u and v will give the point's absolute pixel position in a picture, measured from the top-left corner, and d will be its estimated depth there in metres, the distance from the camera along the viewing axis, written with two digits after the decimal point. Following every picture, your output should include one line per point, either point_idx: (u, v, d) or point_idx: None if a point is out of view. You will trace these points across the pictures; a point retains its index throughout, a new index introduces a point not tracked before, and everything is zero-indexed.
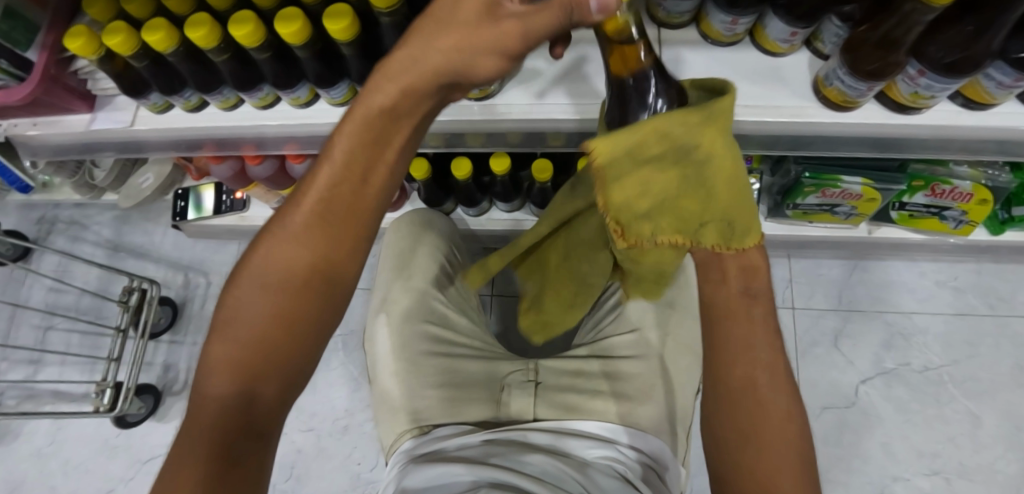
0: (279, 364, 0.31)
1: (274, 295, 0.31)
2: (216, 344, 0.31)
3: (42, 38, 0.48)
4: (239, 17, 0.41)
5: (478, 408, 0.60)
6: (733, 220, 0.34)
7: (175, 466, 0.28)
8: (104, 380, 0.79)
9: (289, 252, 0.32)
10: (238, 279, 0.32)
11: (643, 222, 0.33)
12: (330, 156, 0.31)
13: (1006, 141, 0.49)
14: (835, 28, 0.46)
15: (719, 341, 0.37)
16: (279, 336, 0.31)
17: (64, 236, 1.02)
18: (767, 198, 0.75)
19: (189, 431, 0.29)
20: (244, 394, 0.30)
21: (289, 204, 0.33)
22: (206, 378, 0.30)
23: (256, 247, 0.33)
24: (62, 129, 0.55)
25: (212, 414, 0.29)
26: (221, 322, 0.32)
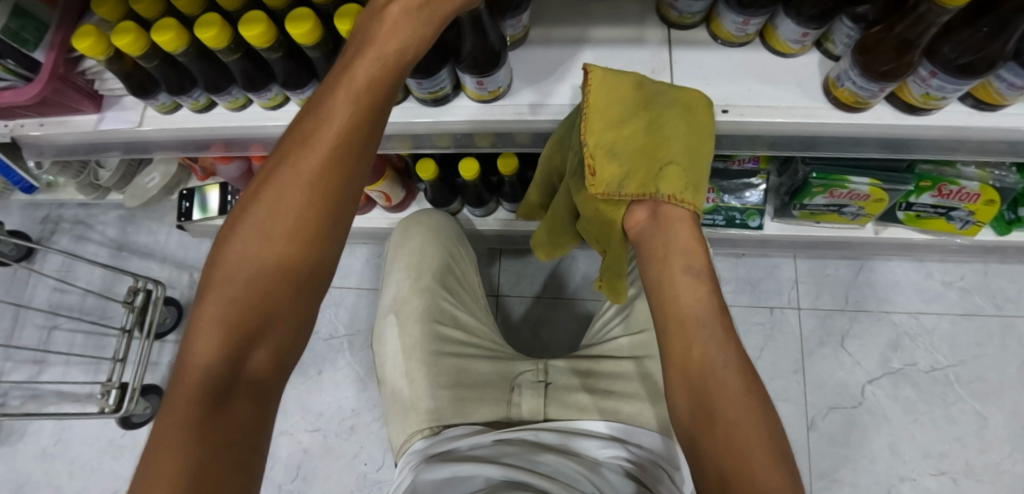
0: (274, 325, 0.32)
1: (273, 247, 0.32)
2: (211, 306, 0.31)
3: (51, 38, 0.48)
4: (250, 17, 0.41)
5: (490, 408, 0.59)
6: (693, 169, 0.46)
7: (169, 421, 0.27)
8: (109, 381, 0.79)
9: (291, 200, 0.32)
10: (235, 233, 0.33)
11: (612, 163, 0.47)
12: (341, 95, 0.33)
13: (1018, 142, 0.50)
14: (847, 29, 0.45)
15: (691, 355, 0.40)
16: (279, 290, 0.32)
17: (68, 236, 1.02)
18: (774, 198, 0.75)
19: (178, 395, 0.29)
20: (237, 359, 0.30)
21: (284, 157, 0.33)
22: (194, 344, 0.30)
23: (253, 202, 0.33)
24: (69, 129, 0.55)
25: (200, 379, 0.29)
26: (216, 284, 0.32)
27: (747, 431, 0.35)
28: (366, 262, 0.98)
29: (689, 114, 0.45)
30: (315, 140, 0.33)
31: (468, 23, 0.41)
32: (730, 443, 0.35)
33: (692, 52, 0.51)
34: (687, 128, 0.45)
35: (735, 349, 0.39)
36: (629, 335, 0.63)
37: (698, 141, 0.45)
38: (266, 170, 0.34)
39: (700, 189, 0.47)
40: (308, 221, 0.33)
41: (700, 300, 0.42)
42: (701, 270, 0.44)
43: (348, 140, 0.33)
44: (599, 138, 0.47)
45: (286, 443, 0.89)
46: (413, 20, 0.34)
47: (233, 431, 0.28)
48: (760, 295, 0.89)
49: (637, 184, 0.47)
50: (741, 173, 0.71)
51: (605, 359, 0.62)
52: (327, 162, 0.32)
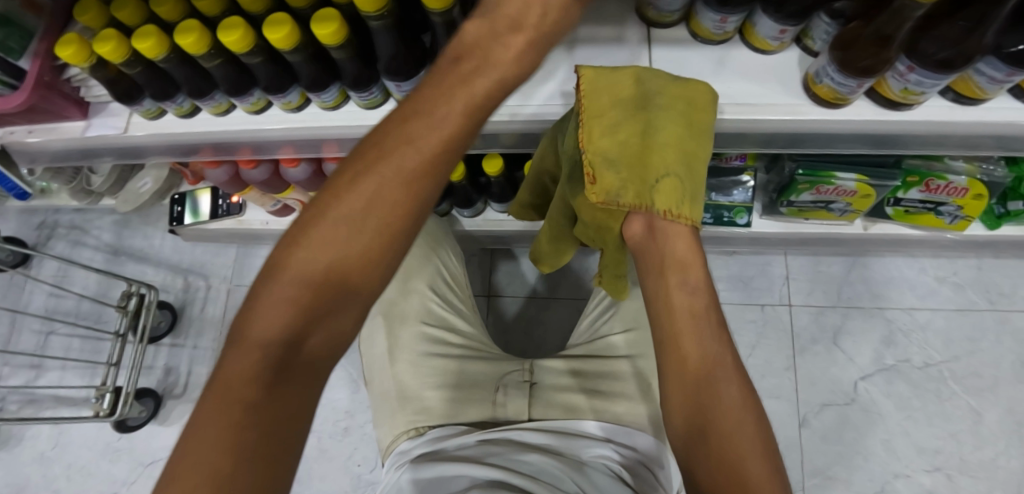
0: (339, 316, 0.32)
1: (358, 238, 0.32)
2: (282, 283, 0.31)
3: (36, 46, 0.49)
4: (228, 23, 0.41)
5: (477, 408, 0.59)
6: (691, 179, 0.46)
7: (226, 393, 0.28)
8: (103, 385, 0.79)
9: (384, 197, 0.32)
10: (322, 212, 0.32)
11: (610, 172, 0.45)
12: (453, 104, 0.33)
13: (1001, 137, 0.49)
14: (825, 25, 0.45)
15: (686, 358, 0.42)
16: (353, 283, 0.32)
17: (64, 241, 1.03)
18: (762, 195, 0.75)
19: (233, 370, 0.29)
20: (297, 344, 0.31)
21: (382, 146, 0.33)
22: (259, 318, 0.30)
23: (345, 188, 0.32)
24: (57, 135, 0.55)
25: (262, 358, 0.29)
26: (295, 263, 0.32)
27: (744, 441, 0.37)
28: None
29: (684, 118, 0.44)
30: (421, 142, 0.32)
31: (443, 30, 0.41)
32: (726, 451, 0.37)
33: (673, 50, 0.51)
34: (682, 137, 0.45)
35: (734, 367, 0.41)
36: (615, 334, 0.64)
37: (693, 147, 0.45)
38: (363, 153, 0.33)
39: (696, 202, 0.46)
40: (393, 221, 0.32)
41: (694, 319, 0.43)
42: (697, 285, 0.45)
43: (452, 151, 0.33)
44: (595, 145, 0.45)
45: None
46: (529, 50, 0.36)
47: (281, 419, 0.29)
48: (752, 292, 0.89)
49: (634, 194, 0.45)
50: (728, 170, 0.70)
51: (591, 359, 0.63)
52: (428, 168, 0.33)
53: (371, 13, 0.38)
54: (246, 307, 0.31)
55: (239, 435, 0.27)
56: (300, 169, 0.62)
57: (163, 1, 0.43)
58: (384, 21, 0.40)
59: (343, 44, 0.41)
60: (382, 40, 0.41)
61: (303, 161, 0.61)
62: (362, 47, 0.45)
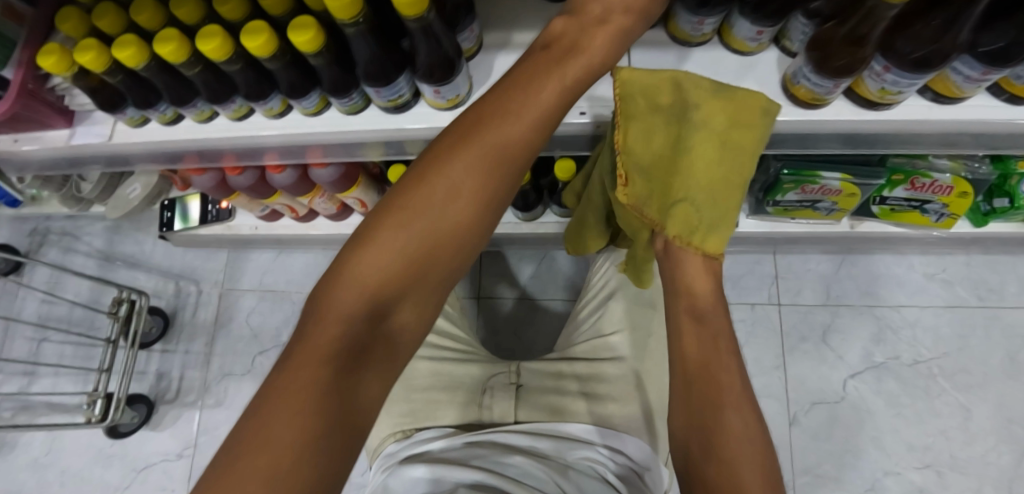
0: (407, 307, 0.35)
1: (425, 233, 0.36)
2: (362, 267, 0.34)
3: (19, 56, 0.49)
4: (206, 31, 0.41)
5: (462, 411, 0.60)
6: (717, 208, 0.47)
7: (305, 362, 0.31)
8: (95, 391, 0.79)
9: (457, 198, 0.36)
10: (398, 206, 0.36)
11: (640, 178, 0.50)
12: (523, 111, 0.37)
13: (981, 134, 0.50)
14: (801, 26, 0.46)
15: (692, 361, 0.44)
16: (424, 276, 0.36)
17: (56, 248, 1.03)
18: (748, 195, 0.75)
19: (321, 339, 0.32)
20: (369, 327, 0.34)
21: (450, 146, 0.37)
22: (342, 297, 0.34)
23: (422, 185, 0.36)
24: (42, 144, 0.55)
25: (341, 334, 0.32)
26: (374, 248, 0.35)
27: (743, 457, 0.38)
28: None
29: (715, 142, 0.45)
30: (490, 147, 0.36)
31: (420, 36, 0.41)
32: (724, 466, 0.38)
33: (652, 53, 0.51)
34: (716, 162, 0.45)
35: (743, 390, 0.42)
36: (602, 337, 0.64)
37: (722, 172, 0.46)
38: (437, 153, 0.37)
39: (715, 231, 0.47)
40: (460, 223, 0.37)
41: (701, 340, 0.44)
42: (706, 307, 0.46)
43: (511, 158, 0.37)
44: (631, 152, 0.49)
45: None
46: (592, 61, 0.39)
47: (355, 401, 0.31)
48: (741, 291, 0.89)
49: (659, 207, 0.50)
50: None
51: (577, 361, 0.63)
52: (494, 175, 0.37)
53: (346, 19, 0.38)
54: (328, 286, 0.34)
55: (318, 407, 0.29)
56: (285, 174, 0.63)
57: (143, 10, 0.43)
58: (359, 27, 0.40)
59: (320, 51, 0.42)
60: (358, 46, 0.42)
61: (287, 167, 0.61)
62: (340, 53, 0.45)
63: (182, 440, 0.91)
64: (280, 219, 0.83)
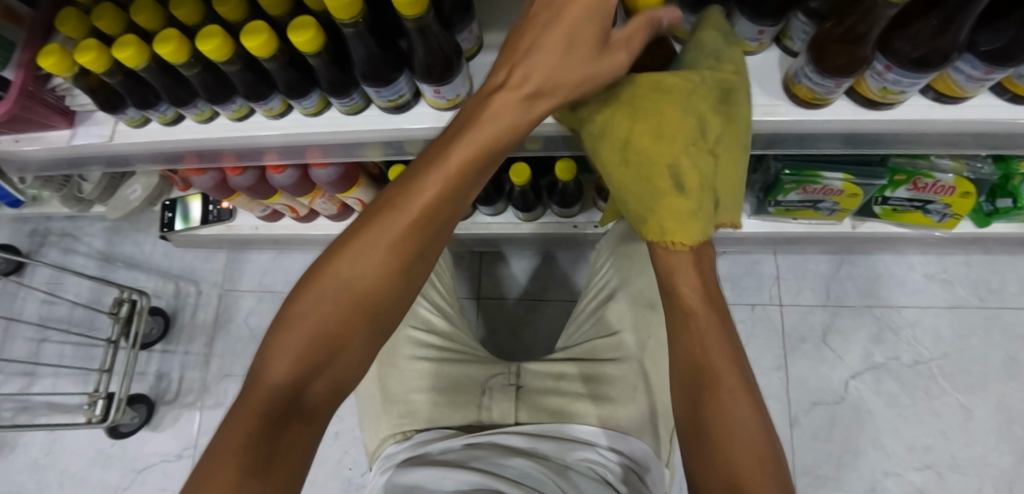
0: (345, 363, 0.36)
1: (355, 296, 0.36)
2: (289, 333, 0.35)
3: (19, 56, 0.49)
4: (206, 32, 0.41)
5: (462, 412, 0.59)
6: (649, 203, 0.44)
7: (241, 423, 0.32)
8: (95, 391, 0.79)
9: (370, 260, 0.37)
10: (329, 273, 0.37)
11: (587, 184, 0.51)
12: (431, 174, 0.37)
13: (982, 134, 0.49)
14: (801, 25, 0.45)
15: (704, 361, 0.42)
16: (360, 333, 0.37)
17: (57, 249, 1.03)
18: (749, 195, 0.75)
19: (248, 406, 0.33)
20: (304, 385, 0.34)
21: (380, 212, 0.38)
22: (270, 364, 0.34)
23: (345, 248, 0.37)
24: (43, 145, 0.55)
25: (276, 394, 0.33)
26: (307, 314, 0.36)
27: (742, 439, 0.37)
28: None
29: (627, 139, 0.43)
30: (402, 210, 0.37)
31: (419, 37, 0.41)
32: (720, 448, 0.37)
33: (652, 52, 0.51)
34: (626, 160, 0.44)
35: (737, 370, 0.41)
36: (603, 337, 0.63)
37: (644, 166, 0.43)
38: (358, 220, 0.39)
39: (654, 226, 0.45)
40: (379, 284, 0.37)
41: (685, 327, 0.43)
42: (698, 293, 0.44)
43: (436, 216, 0.38)
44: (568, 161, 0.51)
45: None
46: (516, 109, 0.37)
47: (289, 452, 0.32)
48: (741, 292, 0.89)
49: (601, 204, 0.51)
50: None
51: (578, 361, 0.63)
52: (413, 232, 0.37)
53: (345, 19, 0.38)
54: (262, 354, 0.35)
55: (245, 462, 0.30)
56: (285, 175, 0.63)
57: (143, 10, 0.43)
58: (358, 27, 0.40)
59: (320, 50, 0.42)
60: (357, 47, 0.42)
61: (287, 167, 0.61)
62: (339, 54, 0.45)
63: (182, 441, 0.91)
64: (280, 220, 0.83)
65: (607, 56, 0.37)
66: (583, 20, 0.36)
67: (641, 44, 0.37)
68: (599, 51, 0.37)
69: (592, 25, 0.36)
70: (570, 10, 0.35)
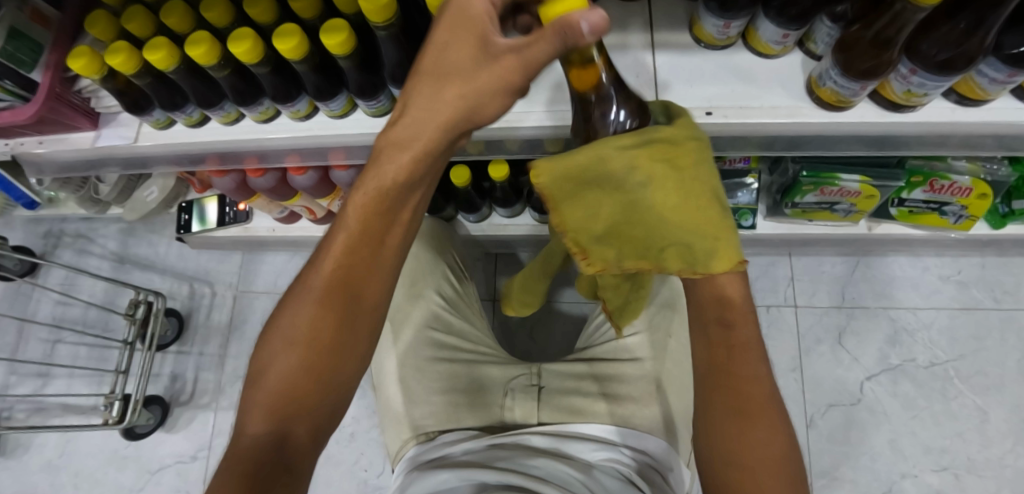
0: (311, 404, 0.37)
1: (300, 342, 0.37)
2: (256, 394, 0.37)
3: (47, 58, 0.50)
4: (238, 34, 0.42)
5: (484, 413, 0.60)
6: (713, 234, 0.35)
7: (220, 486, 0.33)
8: (112, 393, 0.79)
9: (309, 313, 0.37)
10: (272, 333, 0.38)
11: (603, 244, 0.39)
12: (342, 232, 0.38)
13: (1004, 137, 0.50)
14: (827, 29, 0.46)
15: (749, 394, 0.37)
16: (320, 374, 0.37)
17: (70, 250, 1.04)
18: (766, 197, 0.75)
19: (227, 468, 0.34)
20: (276, 433, 0.35)
21: (309, 269, 0.39)
22: (245, 424, 0.36)
23: (284, 308, 0.39)
24: (67, 146, 0.56)
25: (250, 447, 0.34)
26: (263, 372, 0.37)
27: (761, 459, 0.35)
28: None
29: (673, 175, 0.34)
30: (325, 266, 0.38)
31: None
32: (730, 459, 0.36)
33: (676, 55, 0.51)
34: (685, 197, 0.35)
35: (772, 398, 0.38)
36: (623, 337, 0.63)
37: (690, 203, 0.35)
38: (296, 285, 0.39)
39: (720, 254, 0.35)
40: (324, 332, 0.37)
41: (724, 355, 0.39)
42: (742, 319, 0.39)
43: (355, 253, 0.38)
44: (575, 229, 0.38)
45: None
46: (394, 156, 0.34)
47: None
48: (756, 293, 0.89)
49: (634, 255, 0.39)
50: (732, 172, 0.71)
51: (599, 360, 0.63)
52: (342, 278, 0.38)
53: (378, 22, 0.38)
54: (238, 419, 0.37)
55: None
56: (306, 176, 0.63)
57: (173, 13, 0.44)
58: (391, 30, 0.41)
59: (351, 52, 0.42)
60: (387, 49, 0.43)
61: (309, 169, 0.62)
62: (369, 57, 0.46)
63: (197, 442, 0.91)
64: (297, 221, 0.83)
65: (491, 65, 0.29)
66: (446, 42, 0.31)
67: (549, 56, 0.26)
68: (483, 64, 0.30)
69: (466, 43, 0.30)
70: (431, 38, 0.31)
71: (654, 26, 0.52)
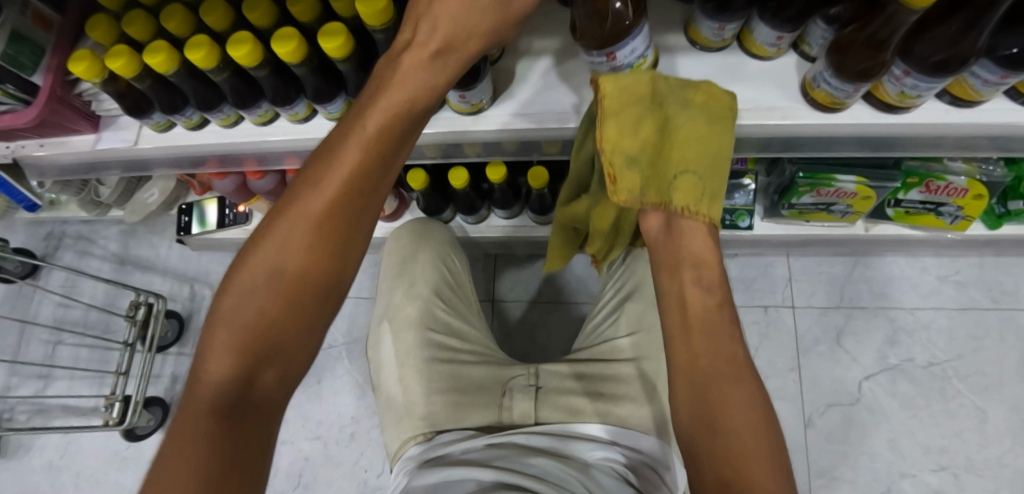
0: (286, 351, 0.32)
1: (284, 275, 0.32)
2: (219, 330, 0.31)
3: (48, 61, 0.50)
4: (237, 38, 0.42)
5: (482, 413, 0.60)
6: (717, 173, 0.42)
7: (177, 441, 0.28)
8: (112, 394, 0.80)
9: (297, 242, 0.32)
10: (241, 267, 0.32)
11: (630, 171, 0.41)
12: (354, 132, 0.32)
13: (1000, 137, 0.50)
14: (821, 31, 0.46)
15: (720, 360, 0.35)
16: (302, 313, 0.32)
17: (71, 252, 1.04)
18: (763, 198, 0.76)
19: (186, 417, 0.29)
20: (248, 378, 0.30)
21: (296, 191, 0.33)
22: (207, 368, 0.30)
23: (260, 236, 0.33)
24: (69, 149, 0.56)
25: (212, 396, 0.29)
26: (225, 311, 0.32)
27: (743, 436, 0.32)
28: (362, 271, 0.98)
29: (706, 113, 0.41)
30: (327, 182, 0.32)
31: None
32: (718, 442, 0.32)
33: (671, 57, 0.52)
34: (709, 134, 0.41)
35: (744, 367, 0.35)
36: (620, 337, 0.63)
37: (715, 143, 0.41)
38: (282, 197, 0.33)
39: (718, 199, 0.41)
40: (317, 262, 0.32)
41: (700, 319, 0.37)
42: (713, 284, 0.38)
43: (364, 180, 0.32)
44: (618, 147, 0.41)
45: (287, 452, 0.90)
46: (425, 71, 0.33)
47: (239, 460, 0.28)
48: (754, 294, 0.90)
49: (656, 191, 0.42)
50: (729, 173, 0.71)
51: (596, 362, 0.63)
52: (349, 199, 0.32)
53: (376, 26, 0.39)
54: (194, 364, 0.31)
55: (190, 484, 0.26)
56: None
57: (173, 17, 0.44)
58: (388, 34, 0.41)
59: (349, 56, 0.42)
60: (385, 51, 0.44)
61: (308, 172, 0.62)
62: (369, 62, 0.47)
63: None
64: None
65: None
66: None
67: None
68: None
69: None
70: None
71: (650, 28, 0.52)
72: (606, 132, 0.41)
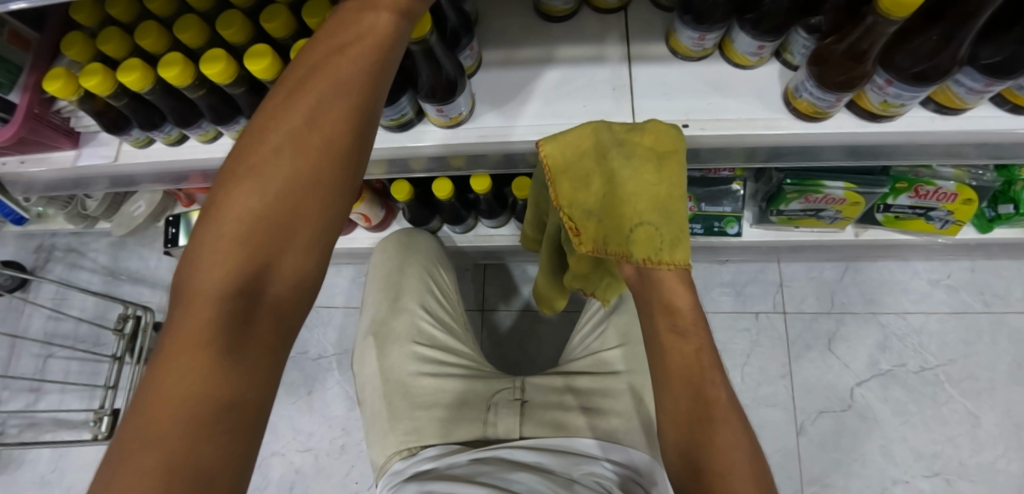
0: (288, 256, 0.29)
1: (292, 165, 0.29)
2: (219, 229, 0.29)
3: (25, 80, 0.50)
4: (211, 55, 0.41)
5: (468, 428, 0.58)
6: (673, 219, 0.45)
7: (175, 356, 0.25)
8: (100, 409, 0.80)
9: (309, 124, 0.30)
10: (243, 161, 0.30)
11: (590, 221, 0.48)
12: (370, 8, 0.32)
13: (985, 145, 0.49)
14: (803, 40, 0.45)
15: (707, 392, 0.39)
16: (309, 212, 0.30)
17: (61, 264, 1.04)
18: (752, 204, 0.75)
19: (184, 327, 0.27)
20: (251, 287, 0.28)
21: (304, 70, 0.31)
22: (202, 271, 0.28)
23: (264, 123, 0.30)
24: (48, 166, 0.56)
25: (212, 308, 0.27)
26: (225, 209, 0.29)
27: (729, 457, 0.36)
28: (352, 281, 0.98)
29: (648, 161, 0.44)
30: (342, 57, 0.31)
31: (424, 56, 0.42)
32: (706, 462, 0.36)
33: (652, 67, 0.51)
34: (656, 183, 0.45)
35: (728, 397, 0.39)
36: (607, 349, 0.63)
37: (665, 191, 0.45)
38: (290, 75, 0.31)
39: (681, 244, 0.45)
40: (328, 148, 0.30)
41: (688, 359, 0.41)
42: (686, 329, 0.43)
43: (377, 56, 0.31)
44: (574, 202, 0.48)
45: (278, 464, 0.90)
46: None
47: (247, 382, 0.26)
48: (744, 300, 0.89)
49: (619, 243, 0.46)
50: (716, 180, 0.70)
51: (582, 375, 0.62)
52: (363, 78, 0.31)
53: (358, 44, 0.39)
54: (184, 268, 0.29)
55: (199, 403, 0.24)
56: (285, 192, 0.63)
57: (147, 34, 0.44)
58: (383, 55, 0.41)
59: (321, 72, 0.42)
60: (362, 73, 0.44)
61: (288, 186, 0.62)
62: None
63: None
64: None
65: None
66: None
67: None
68: None
69: None
70: None
71: (631, 39, 0.52)
72: (558, 191, 0.48)
